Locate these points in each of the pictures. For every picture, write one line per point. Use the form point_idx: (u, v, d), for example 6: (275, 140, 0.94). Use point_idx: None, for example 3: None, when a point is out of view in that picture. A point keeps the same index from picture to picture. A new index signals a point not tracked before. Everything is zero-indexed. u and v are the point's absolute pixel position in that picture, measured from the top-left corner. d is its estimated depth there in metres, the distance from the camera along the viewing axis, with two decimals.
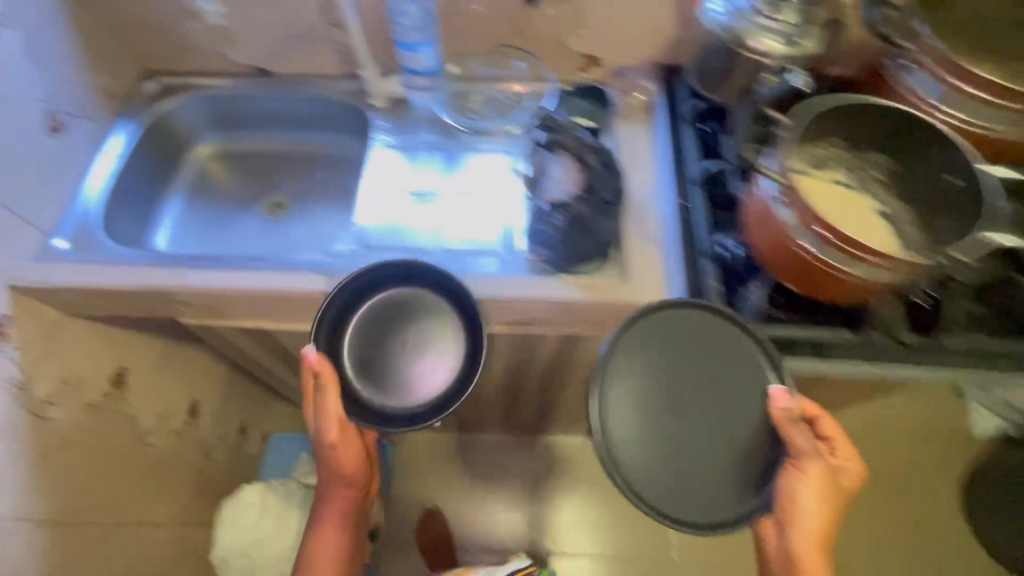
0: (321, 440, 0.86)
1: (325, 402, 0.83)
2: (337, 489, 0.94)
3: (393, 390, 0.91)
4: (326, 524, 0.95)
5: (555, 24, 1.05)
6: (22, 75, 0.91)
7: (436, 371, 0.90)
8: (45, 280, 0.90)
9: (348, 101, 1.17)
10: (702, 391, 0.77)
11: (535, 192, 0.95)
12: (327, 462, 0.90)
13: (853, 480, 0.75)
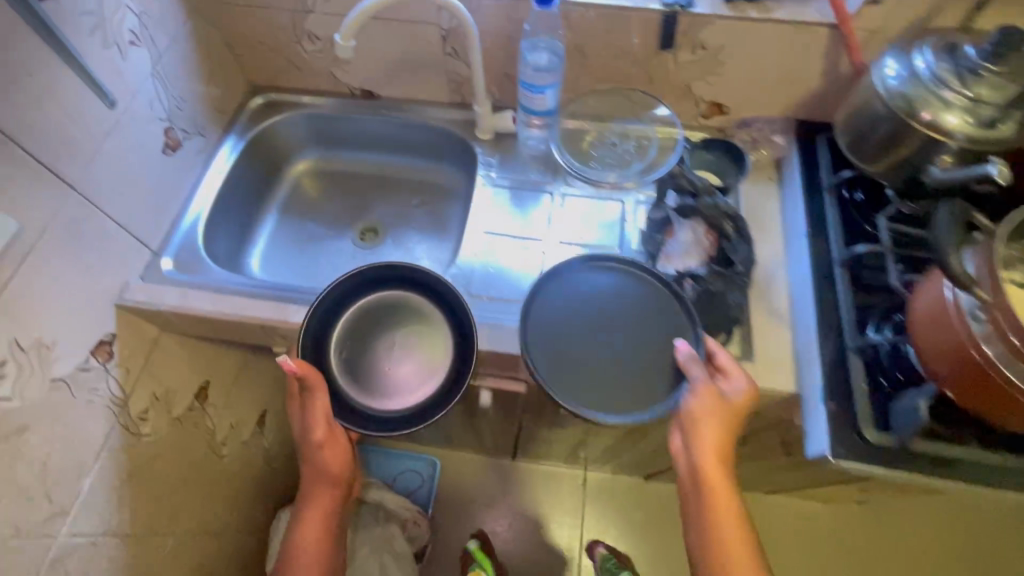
0: (315, 439, 0.85)
1: (313, 401, 0.83)
2: (320, 490, 0.91)
3: (372, 390, 0.90)
4: (303, 532, 0.89)
5: (688, 70, 0.97)
6: (149, 94, 0.90)
7: (421, 375, 0.90)
8: (153, 302, 0.89)
9: (452, 131, 1.13)
10: (615, 320, 0.81)
11: (658, 254, 0.87)
12: (312, 459, 0.88)
13: (740, 395, 0.72)
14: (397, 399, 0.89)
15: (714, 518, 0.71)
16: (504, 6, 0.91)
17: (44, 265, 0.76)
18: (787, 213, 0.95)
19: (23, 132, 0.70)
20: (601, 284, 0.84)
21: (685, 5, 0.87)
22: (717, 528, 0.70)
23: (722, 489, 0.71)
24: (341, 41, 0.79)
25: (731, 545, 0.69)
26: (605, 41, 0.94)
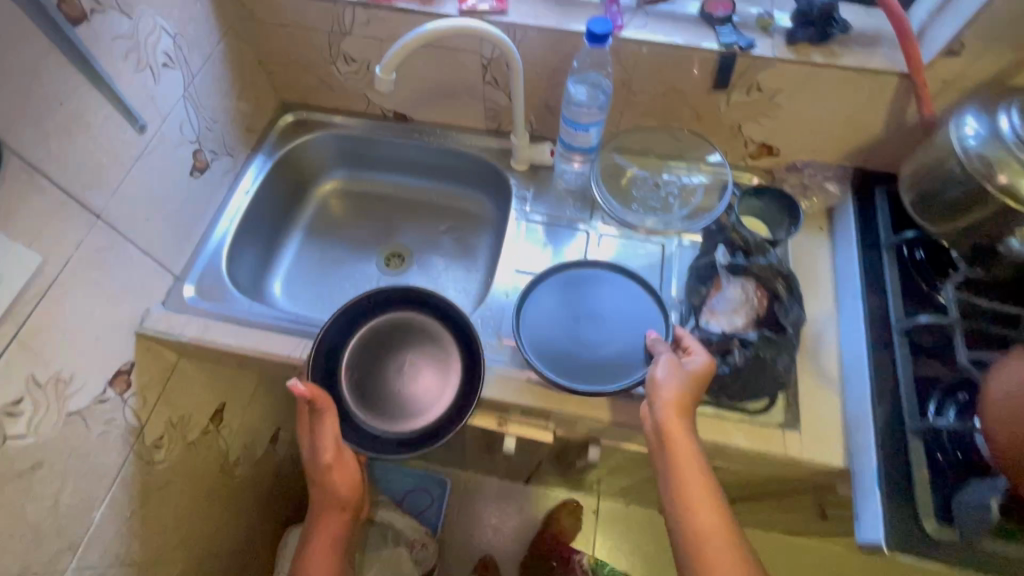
0: (325, 464, 0.80)
1: (320, 427, 0.79)
2: (329, 515, 0.86)
3: (394, 414, 0.88)
4: (313, 559, 0.85)
5: (740, 111, 0.92)
6: (179, 116, 0.87)
7: (424, 399, 0.89)
8: (174, 333, 0.87)
9: (485, 159, 1.09)
10: (594, 312, 0.89)
11: (701, 312, 0.82)
12: (323, 486, 0.82)
13: (703, 370, 0.73)
14: (398, 420, 0.88)
15: (683, 481, 0.69)
16: (551, 39, 0.86)
17: (67, 298, 0.73)
18: (841, 268, 0.89)
19: (51, 163, 0.67)
20: (586, 284, 0.91)
21: (745, 47, 0.82)
22: (684, 489, 0.69)
23: (687, 447, 0.70)
24: (381, 73, 0.76)
25: (702, 508, 0.68)
26: (655, 78, 0.89)
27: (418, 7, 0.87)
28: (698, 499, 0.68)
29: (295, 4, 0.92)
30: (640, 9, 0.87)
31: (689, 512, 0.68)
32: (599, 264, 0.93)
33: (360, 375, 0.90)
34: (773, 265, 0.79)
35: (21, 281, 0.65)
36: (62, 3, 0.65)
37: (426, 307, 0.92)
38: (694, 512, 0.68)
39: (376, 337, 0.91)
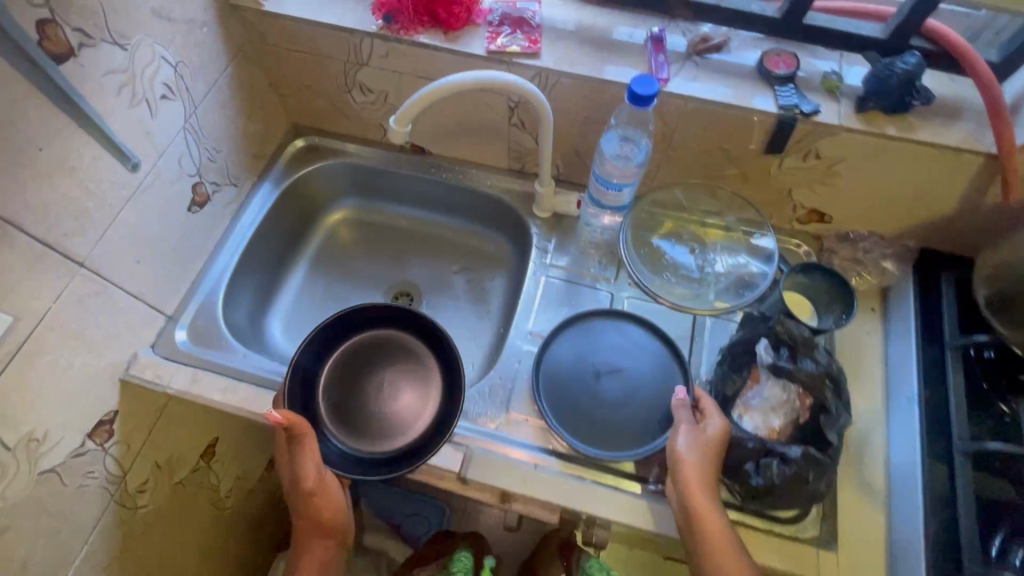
0: (306, 487, 0.72)
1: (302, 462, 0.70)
2: (313, 541, 0.75)
3: (392, 435, 0.83)
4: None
5: (793, 175, 0.82)
6: (178, 150, 0.81)
7: (411, 416, 0.83)
8: (161, 383, 0.81)
9: (506, 202, 1.00)
10: (615, 366, 0.83)
11: (737, 409, 0.73)
12: (305, 509, 0.73)
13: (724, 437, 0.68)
14: (384, 440, 0.82)
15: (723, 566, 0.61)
16: (587, 87, 0.77)
17: (42, 354, 0.67)
18: (896, 361, 0.79)
19: (27, 215, 0.61)
20: (606, 335, 0.85)
21: (809, 112, 0.72)
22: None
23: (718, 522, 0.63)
24: (395, 125, 0.68)
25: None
26: (700, 136, 0.80)
27: (442, 43, 0.79)
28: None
29: (309, 31, 0.84)
30: (690, 57, 0.77)
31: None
32: (621, 314, 0.86)
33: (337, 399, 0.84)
34: (818, 369, 0.70)
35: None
36: (44, 40, 0.58)
37: (398, 320, 0.86)
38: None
39: (350, 356, 0.85)
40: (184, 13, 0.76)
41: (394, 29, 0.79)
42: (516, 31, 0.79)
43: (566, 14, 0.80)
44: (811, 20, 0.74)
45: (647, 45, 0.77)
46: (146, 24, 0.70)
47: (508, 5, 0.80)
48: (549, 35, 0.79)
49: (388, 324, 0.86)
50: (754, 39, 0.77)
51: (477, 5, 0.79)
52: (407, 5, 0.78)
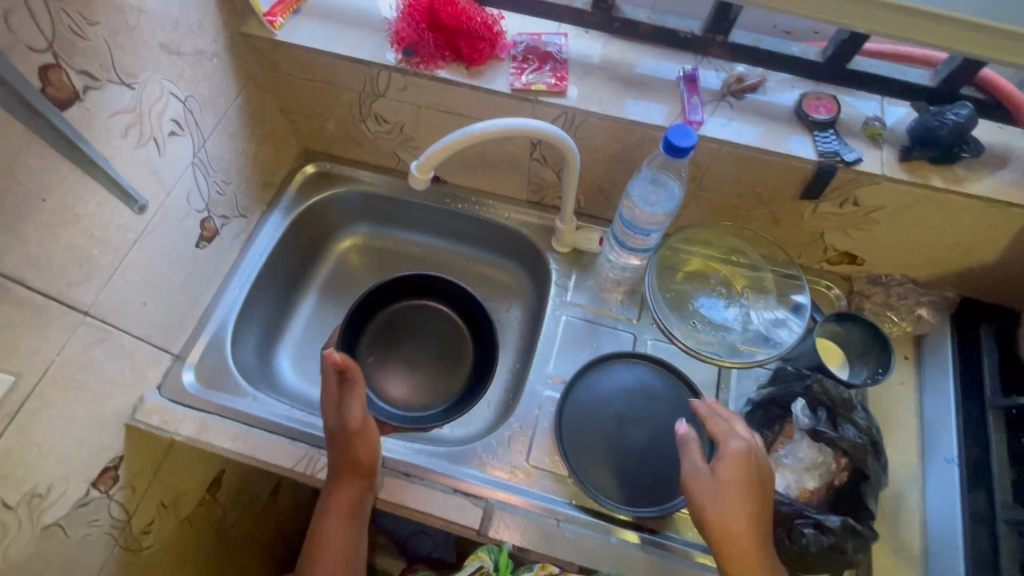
0: (350, 428, 0.70)
1: (350, 405, 0.70)
2: (344, 487, 0.71)
3: (442, 391, 0.91)
4: (326, 538, 0.70)
5: (828, 220, 0.78)
6: (186, 186, 0.77)
7: (447, 371, 0.92)
8: (169, 430, 0.79)
9: (524, 235, 0.97)
10: (637, 415, 0.80)
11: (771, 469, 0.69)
12: (344, 451, 0.71)
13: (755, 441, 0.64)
14: (423, 398, 0.90)
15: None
16: (617, 128, 0.74)
17: (46, 410, 0.64)
18: (932, 416, 0.76)
19: (29, 268, 0.58)
20: (625, 380, 0.82)
21: (851, 161, 0.68)
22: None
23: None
24: (418, 172, 0.65)
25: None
26: (731, 178, 0.77)
27: (463, 79, 0.75)
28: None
29: (324, 62, 0.80)
30: (724, 98, 0.73)
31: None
32: (640, 360, 0.83)
33: (374, 365, 0.91)
34: (857, 437, 0.67)
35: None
36: (49, 87, 0.54)
37: (427, 290, 0.93)
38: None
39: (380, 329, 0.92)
40: (194, 45, 0.72)
41: (414, 63, 0.75)
42: (542, 66, 0.75)
43: (593, 49, 0.76)
44: (855, 66, 0.70)
45: (678, 84, 0.74)
46: (155, 59, 0.66)
47: (532, 39, 0.76)
48: (577, 71, 0.75)
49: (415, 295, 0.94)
50: (791, 79, 0.74)
51: (500, 39, 0.75)
52: (428, 40, 0.74)
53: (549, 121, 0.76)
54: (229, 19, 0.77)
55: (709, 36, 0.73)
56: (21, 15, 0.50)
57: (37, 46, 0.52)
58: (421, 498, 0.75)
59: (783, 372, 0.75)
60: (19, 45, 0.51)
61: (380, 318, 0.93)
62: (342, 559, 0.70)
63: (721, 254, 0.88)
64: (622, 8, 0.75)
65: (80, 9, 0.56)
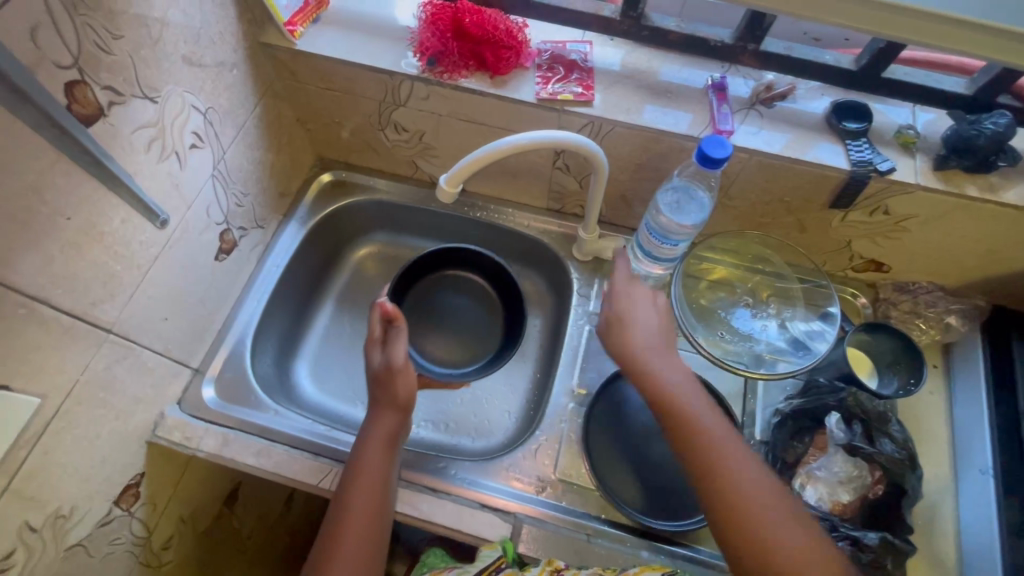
0: (394, 364, 0.72)
1: (395, 346, 0.73)
2: (382, 421, 0.70)
3: (482, 350, 0.92)
4: (364, 470, 0.67)
5: (856, 229, 0.78)
6: (206, 199, 0.76)
7: (481, 343, 0.92)
8: (190, 446, 0.77)
9: (545, 244, 0.95)
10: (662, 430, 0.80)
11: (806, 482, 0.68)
12: (385, 384, 0.72)
13: (653, 299, 0.70)
14: (462, 358, 0.92)
15: (744, 498, 0.55)
16: (644, 137, 0.73)
17: (70, 430, 0.63)
18: (965, 426, 0.75)
19: (55, 288, 0.57)
20: None
21: (885, 171, 0.67)
22: (751, 511, 0.55)
23: (719, 442, 0.59)
24: (446, 184, 0.64)
25: (781, 524, 0.54)
26: (760, 187, 0.76)
27: (488, 88, 0.74)
28: (773, 512, 0.55)
29: (344, 71, 0.79)
30: (753, 106, 0.72)
31: (767, 527, 0.54)
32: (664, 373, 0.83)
33: (415, 329, 0.93)
34: (892, 453, 0.67)
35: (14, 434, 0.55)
36: (74, 103, 0.53)
37: (461, 261, 0.94)
38: (768, 529, 0.54)
39: (418, 297, 0.93)
40: (214, 56, 0.71)
41: (437, 72, 0.74)
42: (568, 75, 0.74)
43: (619, 58, 0.76)
44: (890, 74, 0.69)
45: (707, 93, 0.73)
46: (177, 72, 0.65)
47: (557, 47, 0.75)
48: (604, 80, 0.74)
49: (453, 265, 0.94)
50: (821, 87, 0.73)
51: (525, 48, 0.74)
52: (452, 48, 0.73)
53: (575, 130, 0.75)
54: (250, 29, 0.76)
55: (740, 44, 0.72)
56: (48, 30, 0.49)
57: (62, 62, 0.51)
58: (449, 515, 0.74)
59: (815, 386, 0.74)
60: (46, 61, 0.49)
61: (420, 289, 0.93)
62: (379, 493, 0.67)
63: (744, 262, 0.86)
64: (652, 16, 0.73)
65: (105, 24, 0.55)
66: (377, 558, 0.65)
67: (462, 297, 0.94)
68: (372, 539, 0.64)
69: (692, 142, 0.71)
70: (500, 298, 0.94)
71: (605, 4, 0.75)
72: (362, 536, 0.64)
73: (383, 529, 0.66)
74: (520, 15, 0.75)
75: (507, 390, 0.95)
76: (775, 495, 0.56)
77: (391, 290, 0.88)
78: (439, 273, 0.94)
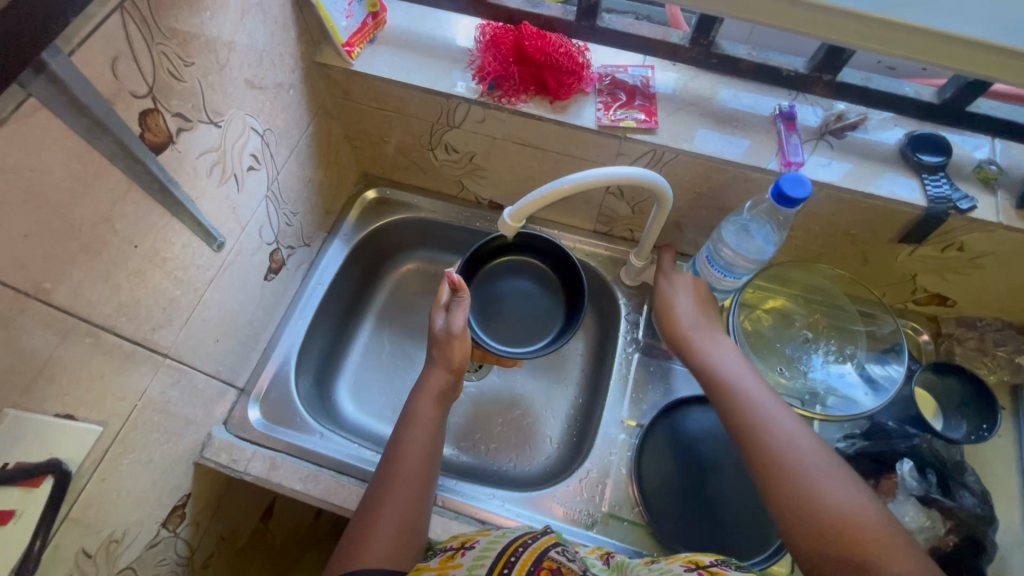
0: (452, 329, 0.74)
1: (457, 314, 0.75)
2: (428, 376, 0.74)
3: (543, 328, 0.88)
4: (416, 417, 0.70)
5: (924, 264, 0.75)
6: (260, 220, 0.75)
7: (543, 330, 0.87)
8: (237, 468, 0.76)
9: (591, 267, 0.93)
10: (715, 467, 0.78)
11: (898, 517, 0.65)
12: (441, 346, 0.75)
13: (699, 300, 0.74)
14: (523, 337, 0.87)
15: (804, 472, 0.53)
16: (708, 166, 0.71)
17: (126, 455, 0.62)
18: None
19: (120, 316, 0.56)
20: (706, 426, 0.80)
21: (965, 209, 0.64)
22: (810, 483, 0.52)
23: (775, 423, 0.58)
24: (511, 219, 0.66)
25: (841, 500, 0.51)
26: (824, 220, 0.73)
27: (548, 113, 0.72)
28: (837, 488, 0.52)
29: (399, 92, 0.78)
30: (823, 136, 0.70)
31: (831, 501, 0.51)
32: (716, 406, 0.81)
33: (480, 306, 0.88)
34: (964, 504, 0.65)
35: (76, 463, 0.55)
36: (147, 132, 0.52)
37: (523, 248, 0.89)
38: (830, 503, 0.51)
39: (484, 273, 0.89)
40: (274, 78, 0.70)
41: (497, 96, 0.73)
42: (631, 102, 0.72)
43: (681, 85, 0.74)
44: (976, 108, 0.65)
45: (775, 122, 0.71)
46: (239, 95, 0.65)
47: (617, 72, 0.74)
48: (666, 107, 0.72)
49: (516, 253, 0.90)
50: (894, 118, 0.71)
51: (586, 72, 0.73)
52: (513, 73, 0.72)
53: (636, 158, 0.73)
54: (306, 49, 0.75)
55: (815, 74, 0.68)
56: (127, 61, 0.48)
57: (138, 92, 0.50)
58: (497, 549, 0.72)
59: (882, 429, 0.71)
60: (123, 92, 0.49)
61: (482, 278, 0.88)
62: (429, 442, 0.69)
63: (800, 290, 0.83)
64: (722, 44, 0.70)
65: (178, 51, 0.54)
66: (425, 502, 0.65)
67: (528, 280, 0.90)
68: (423, 480, 0.66)
69: (759, 172, 0.69)
70: (565, 288, 0.88)
71: (671, 29, 0.71)
72: (415, 474, 0.65)
73: (431, 475, 0.67)
74: (581, 39, 0.73)
75: (548, 415, 0.93)
76: (839, 472, 0.53)
77: (459, 266, 0.85)
78: (498, 260, 0.89)
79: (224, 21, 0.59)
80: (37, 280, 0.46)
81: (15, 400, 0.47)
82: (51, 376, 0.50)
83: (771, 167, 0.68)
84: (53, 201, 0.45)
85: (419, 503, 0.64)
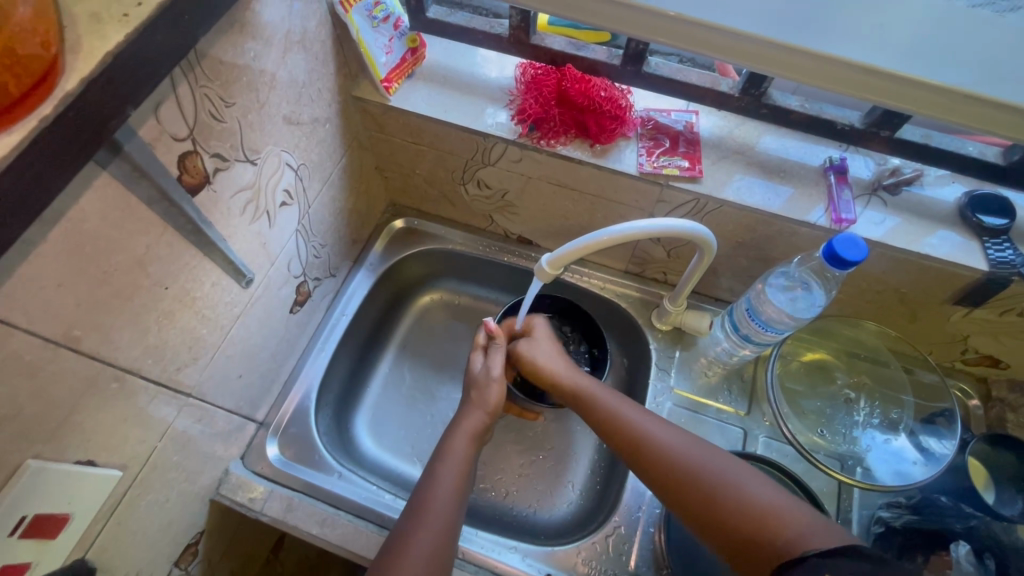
0: (491, 374, 0.74)
1: (494, 359, 0.74)
2: (466, 415, 0.72)
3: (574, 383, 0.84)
4: (448, 454, 0.68)
5: (978, 325, 0.71)
6: (289, 254, 0.74)
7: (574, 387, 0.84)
8: (252, 508, 0.74)
9: (621, 309, 0.90)
10: None
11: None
12: (479, 387, 0.73)
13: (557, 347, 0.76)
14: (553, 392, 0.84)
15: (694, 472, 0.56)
16: (754, 217, 0.68)
17: (144, 496, 0.60)
18: None
19: (146, 359, 0.55)
20: None
21: None
22: (700, 481, 0.56)
23: (654, 434, 0.61)
24: (548, 266, 0.63)
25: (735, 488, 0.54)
26: (874, 277, 0.70)
27: (588, 157, 0.70)
28: (745, 484, 0.54)
29: (436, 129, 0.76)
30: (875, 191, 0.67)
31: (739, 497, 0.53)
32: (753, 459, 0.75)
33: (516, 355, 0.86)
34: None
35: (65, 551, 0.51)
36: (184, 173, 0.51)
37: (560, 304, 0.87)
38: (730, 495, 0.54)
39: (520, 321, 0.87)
40: (311, 113, 0.70)
41: (536, 138, 0.71)
42: (674, 148, 0.70)
43: (724, 132, 0.72)
44: None
45: (825, 175, 0.68)
46: (277, 132, 0.64)
47: (660, 116, 0.72)
48: (709, 154, 0.70)
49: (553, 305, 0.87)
50: (950, 174, 0.68)
51: (627, 116, 0.71)
52: (554, 115, 0.70)
53: (676, 206, 0.71)
54: (344, 83, 0.74)
55: (871, 129, 0.65)
56: (170, 105, 0.47)
57: (179, 135, 0.49)
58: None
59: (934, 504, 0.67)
60: (164, 136, 0.47)
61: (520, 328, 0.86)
62: (460, 480, 0.66)
63: (841, 345, 0.80)
64: (774, 94, 0.67)
65: (220, 92, 0.53)
66: (453, 545, 0.62)
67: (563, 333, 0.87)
68: (451, 525, 0.62)
69: (807, 227, 0.66)
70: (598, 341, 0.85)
71: (720, 77, 0.69)
72: (444, 518, 0.62)
73: (459, 521, 0.64)
74: (624, 82, 0.71)
75: (573, 459, 0.90)
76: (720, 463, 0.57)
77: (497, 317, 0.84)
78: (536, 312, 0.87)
79: (265, 60, 0.58)
80: (67, 328, 0.45)
81: (37, 450, 0.45)
82: (74, 424, 0.48)
83: (820, 222, 0.65)
84: (88, 247, 0.44)
85: (445, 551, 0.60)
